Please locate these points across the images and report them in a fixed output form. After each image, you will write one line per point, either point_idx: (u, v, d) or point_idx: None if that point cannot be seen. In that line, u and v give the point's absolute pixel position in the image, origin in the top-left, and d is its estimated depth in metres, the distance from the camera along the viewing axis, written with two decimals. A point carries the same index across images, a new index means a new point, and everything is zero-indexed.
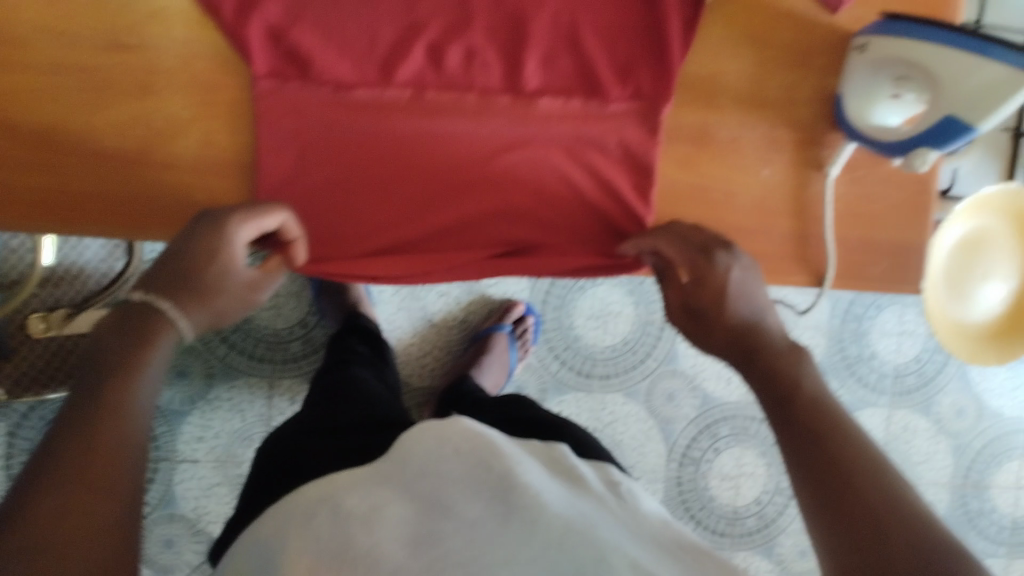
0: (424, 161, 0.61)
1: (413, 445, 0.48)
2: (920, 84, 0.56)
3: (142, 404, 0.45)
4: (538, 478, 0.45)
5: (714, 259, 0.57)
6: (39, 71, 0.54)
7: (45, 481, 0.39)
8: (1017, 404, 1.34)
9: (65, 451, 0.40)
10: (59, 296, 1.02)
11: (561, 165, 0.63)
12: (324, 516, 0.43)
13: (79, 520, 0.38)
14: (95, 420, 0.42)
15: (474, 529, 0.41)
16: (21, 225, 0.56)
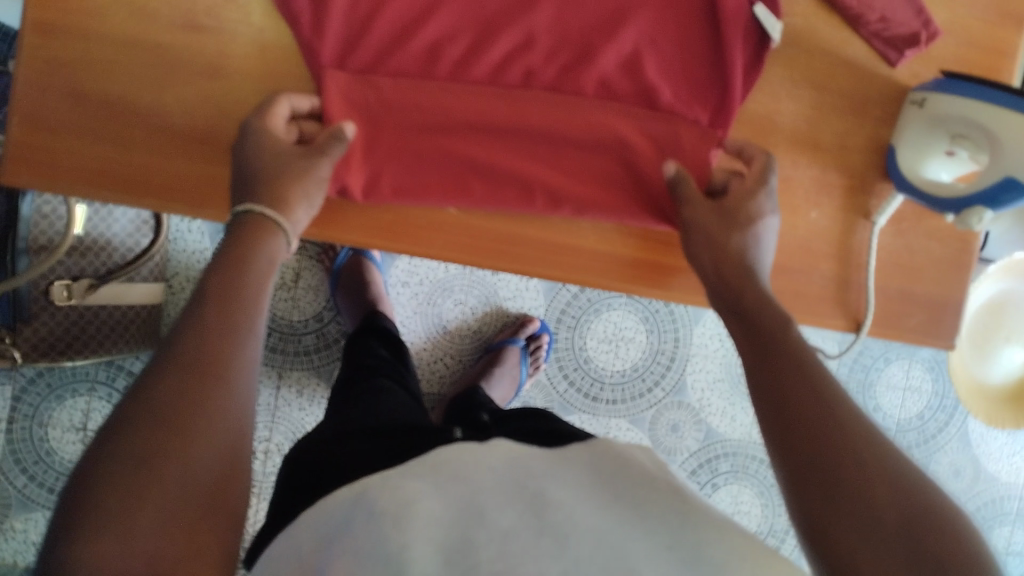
0: (480, 150, 0.60)
1: (454, 459, 0.48)
2: (976, 143, 0.57)
3: (248, 304, 0.48)
4: (580, 495, 0.44)
5: (763, 195, 0.59)
6: (117, 44, 0.56)
7: (168, 385, 0.42)
8: (1014, 470, 1.31)
9: (186, 355, 0.44)
10: (84, 266, 0.96)
11: (612, 176, 0.62)
12: (361, 518, 0.43)
13: (202, 422, 0.41)
14: (208, 328, 0.45)
15: (509, 540, 0.40)
16: (77, 190, 0.57)
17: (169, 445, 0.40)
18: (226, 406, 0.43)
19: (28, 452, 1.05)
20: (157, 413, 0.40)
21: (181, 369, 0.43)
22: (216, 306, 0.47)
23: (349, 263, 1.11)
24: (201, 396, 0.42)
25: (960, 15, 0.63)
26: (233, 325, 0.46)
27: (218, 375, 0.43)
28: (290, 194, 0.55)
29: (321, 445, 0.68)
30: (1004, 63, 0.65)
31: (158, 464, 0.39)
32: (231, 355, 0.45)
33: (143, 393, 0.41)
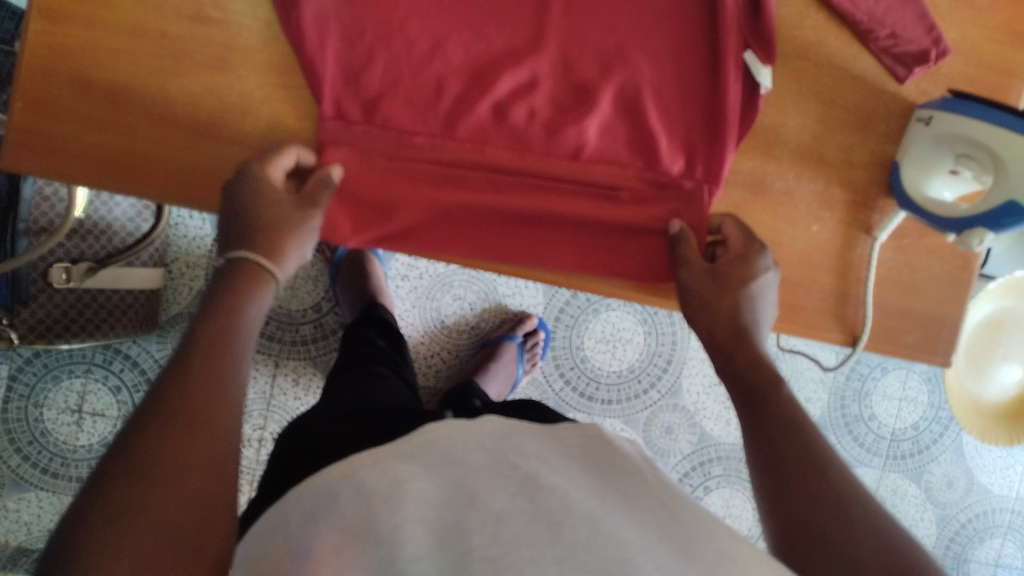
0: (471, 184, 0.61)
1: (443, 437, 0.47)
2: (980, 164, 0.56)
3: (234, 355, 0.48)
4: (573, 480, 0.44)
5: (757, 254, 0.60)
6: (123, 34, 0.56)
7: (150, 431, 0.42)
8: (1007, 484, 1.31)
9: (167, 403, 0.44)
10: (85, 249, 0.93)
11: (607, 210, 0.62)
12: (351, 496, 0.43)
13: (181, 467, 0.41)
14: (192, 376, 0.45)
15: (503, 523, 0.40)
16: (77, 179, 0.56)
17: (155, 504, 0.39)
18: (214, 461, 0.42)
19: (23, 431, 1.06)
20: (134, 459, 0.40)
21: (163, 416, 0.43)
22: (204, 356, 0.47)
23: (349, 256, 1.11)
24: (188, 453, 0.42)
25: (971, 32, 0.63)
26: (220, 374, 0.46)
27: (206, 430, 0.43)
28: (281, 242, 0.56)
29: (310, 430, 0.68)
30: (1013, 83, 0.65)
31: (136, 513, 0.38)
32: (219, 408, 0.45)
33: (131, 451, 0.41)
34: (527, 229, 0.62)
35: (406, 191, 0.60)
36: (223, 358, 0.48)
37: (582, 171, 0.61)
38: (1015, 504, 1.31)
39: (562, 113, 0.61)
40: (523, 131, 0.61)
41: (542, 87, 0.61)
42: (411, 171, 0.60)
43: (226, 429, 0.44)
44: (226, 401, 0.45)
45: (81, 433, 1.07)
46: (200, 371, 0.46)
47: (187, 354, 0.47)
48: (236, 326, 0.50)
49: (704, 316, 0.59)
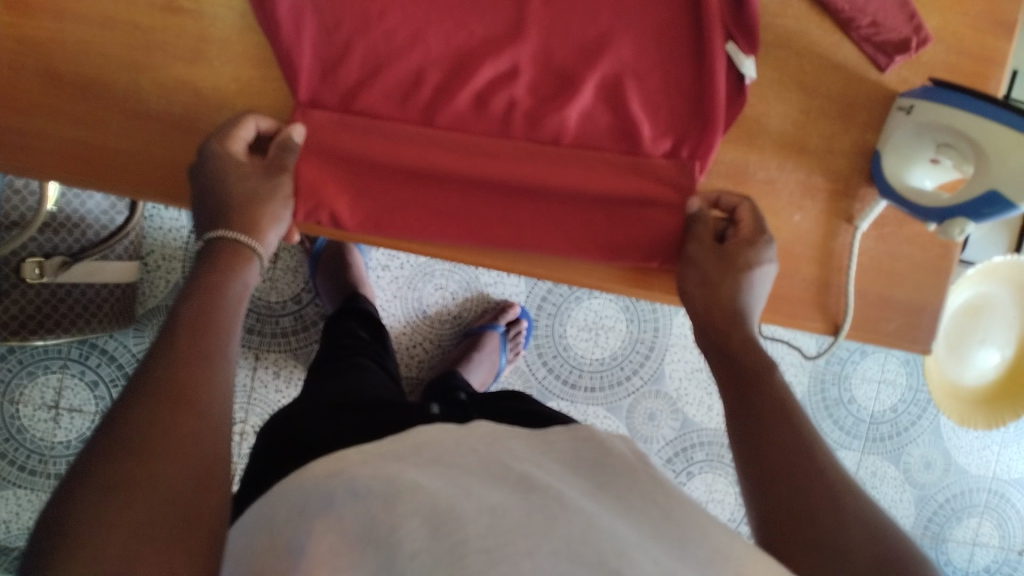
0: (459, 166, 0.59)
1: (434, 440, 0.47)
2: (960, 153, 0.57)
3: (219, 330, 0.48)
4: (566, 481, 0.44)
5: (763, 244, 0.59)
6: (94, 26, 0.55)
7: (136, 407, 0.41)
8: (984, 464, 1.33)
9: (153, 380, 0.43)
10: (58, 243, 0.92)
11: (601, 187, 0.61)
12: (344, 495, 0.42)
13: (171, 439, 0.40)
14: (179, 352, 0.45)
15: (498, 515, 0.40)
16: (49, 175, 0.55)
17: (150, 467, 0.39)
18: (205, 430, 0.42)
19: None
20: (121, 432, 0.40)
21: (150, 392, 0.42)
22: (192, 328, 0.47)
23: (330, 247, 1.10)
24: (180, 421, 0.41)
25: (951, 20, 0.63)
26: (206, 351, 0.46)
27: (197, 400, 0.43)
28: (258, 221, 0.55)
29: (293, 424, 0.67)
30: (994, 70, 0.64)
31: (125, 487, 0.38)
32: (211, 380, 0.45)
33: (123, 421, 0.41)
34: (512, 213, 0.61)
35: (392, 171, 0.59)
36: (209, 332, 0.47)
37: (569, 154, 0.60)
38: (992, 484, 1.33)
39: (544, 101, 0.60)
40: (504, 122, 0.60)
41: (523, 76, 0.60)
42: (395, 155, 0.58)
43: (215, 401, 0.44)
44: (217, 376, 0.45)
45: (59, 429, 1.05)
46: (190, 342, 0.46)
47: (175, 327, 0.47)
48: (223, 302, 0.50)
49: (699, 299, 0.60)
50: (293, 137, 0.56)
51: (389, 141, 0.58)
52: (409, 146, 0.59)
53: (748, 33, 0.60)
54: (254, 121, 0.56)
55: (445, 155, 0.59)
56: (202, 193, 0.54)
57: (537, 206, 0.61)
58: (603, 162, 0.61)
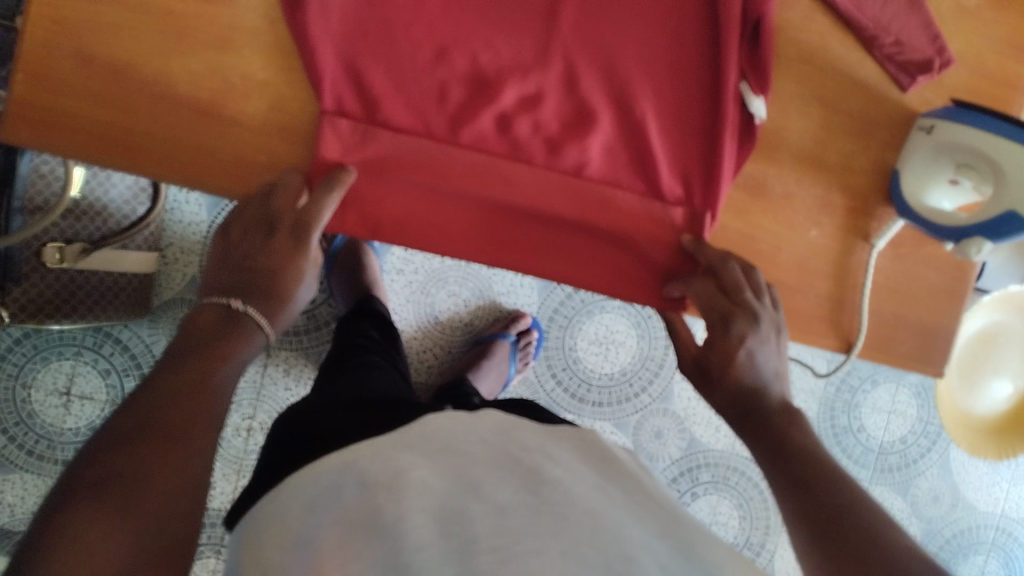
0: (476, 181, 0.60)
1: (440, 430, 0.48)
2: (981, 174, 0.57)
3: (210, 391, 0.50)
4: (576, 475, 0.45)
5: (743, 321, 0.60)
6: (129, 11, 0.56)
7: (120, 449, 0.44)
8: (992, 501, 1.31)
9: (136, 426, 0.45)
10: (79, 230, 0.93)
11: (614, 210, 0.62)
12: (353, 489, 0.43)
13: (143, 486, 0.43)
14: (167, 406, 0.47)
15: (507, 514, 0.40)
16: (75, 154, 0.56)
17: (135, 506, 0.42)
18: (188, 479, 0.45)
19: (10, 412, 1.04)
20: (99, 470, 0.43)
21: (134, 438, 0.45)
22: (186, 387, 0.49)
23: (346, 248, 1.10)
24: (167, 464, 0.44)
25: (974, 43, 0.64)
26: (198, 412, 0.48)
27: (186, 446, 0.46)
28: (276, 287, 0.57)
29: (302, 417, 0.67)
30: (1013, 96, 0.65)
31: (95, 522, 0.40)
32: (201, 428, 0.47)
33: (101, 460, 0.43)
34: (523, 232, 0.62)
35: (409, 182, 0.59)
36: (199, 393, 0.49)
37: (584, 173, 0.61)
38: (1000, 521, 1.32)
39: (562, 112, 0.61)
40: (527, 128, 0.61)
41: (546, 81, 0.61)
42: (416, 162, 0.59)
43: (201, 450, 0.47)
44: (202, 433, 0.47)
45: (69, 416, 1.06)
46: (186, 394, 0.49)
47: (175, 377, 0.50)
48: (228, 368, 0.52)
49: (691, 370, 0.64)
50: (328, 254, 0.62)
51: (411, 148, 0.59)
52: (427, 156, 0.59)
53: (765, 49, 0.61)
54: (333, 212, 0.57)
55: (463, 170, 0.59)
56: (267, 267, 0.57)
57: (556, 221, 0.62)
58: (617, 181, 0.62)
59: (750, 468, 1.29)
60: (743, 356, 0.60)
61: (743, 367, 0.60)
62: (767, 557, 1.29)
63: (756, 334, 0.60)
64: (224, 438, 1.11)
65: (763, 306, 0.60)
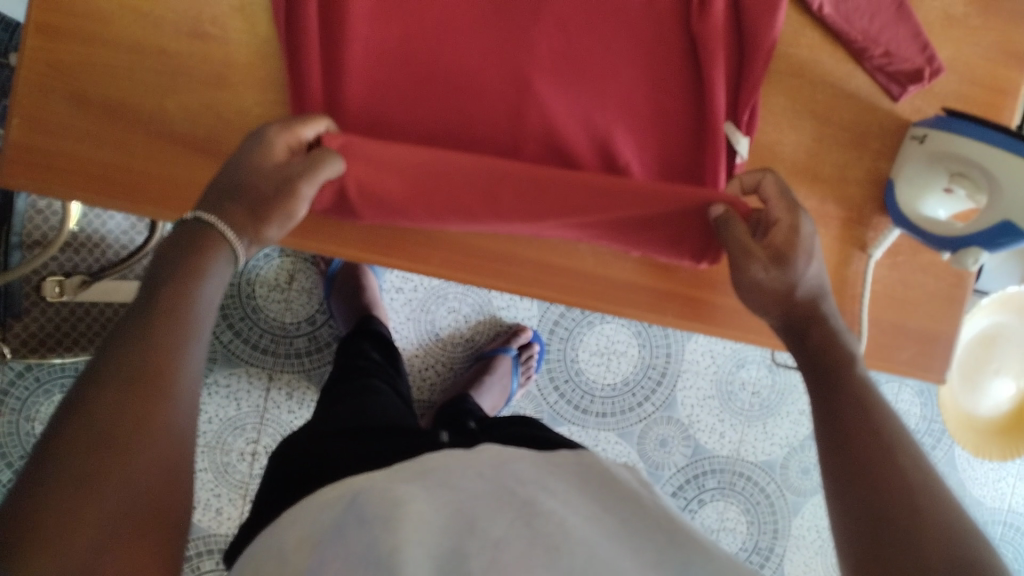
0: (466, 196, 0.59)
1: (441, 467, 0.48)
2: (973, 183, 0.57)
3: (192, 317, 0.45)
4: (572, 506, 0.45)
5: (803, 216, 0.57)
6: (119, 50, 0.56)
7: (100, 388, 0.39)
8: (999, 496, 1.31)
9: (115, 367, 0.40)
10: (78, 262, 0.97)
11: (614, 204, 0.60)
12: (354, 525, 0.43)
13: (131, 425, 0.38)
14: (149, 336, 0.42)
15: (501, 548, 0.40)
16: (72, 195, 0.56)
17: (106, 472, 0.37)
18: (170, 429, 0.40)
19: (14, 446, 1.03)
20: (80, 413, 0.38)
21: (115, 373, 0.40)
22: (163, 318, 0.43)
23: (344, 270, 1.11)
24: (143, 411, 0.39)
25: (965, 50, 0.64)
26: (179, 343, 0.43)
27: (167, 387, 0.41)
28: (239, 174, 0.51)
29: (307, 447, 0.67)
30: (1006, 101, 0.65)
31: (83, 479, 0.36)
32: (174, 362, 0.42)
33: (79, 407, 0.38)
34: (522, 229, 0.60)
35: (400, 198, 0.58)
36: (181, 324, 0.44)
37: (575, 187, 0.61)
38: (1008, 516, 1.32)
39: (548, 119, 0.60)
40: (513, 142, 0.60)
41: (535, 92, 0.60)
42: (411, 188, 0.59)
43: (183, 392, 0.41)
44: (187, 369, 0.42)
45: None
46: (160, 325, 0.43)
47: (145, 313, 0.43)
48: (200, 284, 0.46)
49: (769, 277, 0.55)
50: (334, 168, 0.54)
51: None
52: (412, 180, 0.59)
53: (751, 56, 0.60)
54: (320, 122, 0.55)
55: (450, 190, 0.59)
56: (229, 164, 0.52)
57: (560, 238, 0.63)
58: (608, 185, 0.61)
59: (756, 473, 1.28)
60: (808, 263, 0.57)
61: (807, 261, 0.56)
62: (776, 562, 1.28)
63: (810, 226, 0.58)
64: (230, 463, 1.11)
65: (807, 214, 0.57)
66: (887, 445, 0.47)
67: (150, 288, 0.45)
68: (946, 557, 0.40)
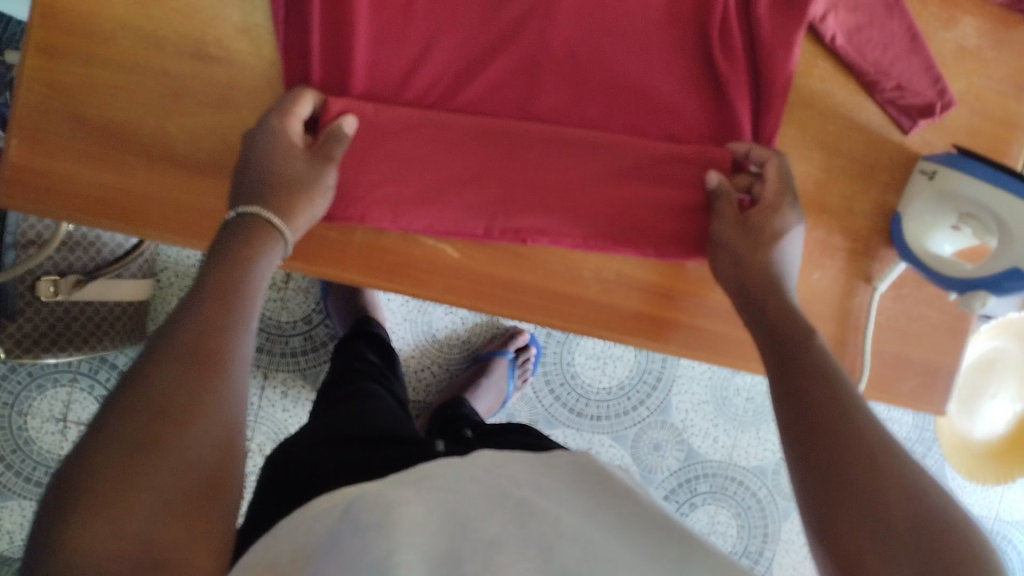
0: (480, 202, 0.60)
1: (436, 472, 0.48)
2: (980, 225, 0.57)
3: (242, 301, 0.47)
4: (566, 504, 0.45)
5: (787, 206, 0.58)
6: (122, 71, 0.56)
7: (160, 362, 0.42)
8: (989, 503, 1.23)
9: (173, 344, 0.43)
10: (73, 261, 0.91)
11: (630, 204, 0.61)
12: (348, 533, 0.42)
13: (188, 394, 0.41)
14: (204, 320, 0.45)
15: (494, 550, 0.40)
16: (75, 216, 0.57)
17: (166, 438, 0.39)
18: (225, 400, 0.42)
19: (6, 439, 1.03)
20: (141, 382, 0.41)
21: (173, 347, 0.43)
22: (215, 303, 0.46)
23: None
24: (200, 385, 0.41)
25: (977, 83, 0.63)
26: (231, 324, 0.45)
27: (221, 366, 0.43)
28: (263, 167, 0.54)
29: (304, 457, 0.66)
30: (1015, 135, 0.65)
31: (144, 441, 0.38)
32: (225, 340, 0.44)
33: (138, 379, 0.41)
34: (543, 224, 0.61)
35: (409, 209, 0.59)
36: (231, 308, 0.46)
37: (588, 206, 0.61)
38: (995, 524, 1.23)
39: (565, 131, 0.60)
40: (521, 160, 0.60)
41: (539, 112, 0.61)
42: (419, 204, 0.59)
43: (236, 371, 0.44)
44: (239, 349, 0.45)
45: (65, 442, 1.04)
46: (215, 310, 0.46)
47: (199, 298, 0.46)
48: (252, 274, 0.49)
49: (727, 228, 0.58)
50: (343, 125, 0.56)
51: (416, 189, 0.59)
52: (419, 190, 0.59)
53: (770, 94, 0.60)
54: (311, 98, 0.56)
55: (457, 205, 0.60)
56: (248, 155, 0.54)
57: (565, 265, 0.63)
58: (627, 198, 0.61)
59: (748, 478, 1.27)
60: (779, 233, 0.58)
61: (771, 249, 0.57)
62: (765, 565, 1.29)
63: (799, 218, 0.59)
64: None
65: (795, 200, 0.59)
66: (854, 436, 0.44)
67: (203, 275, 0.48)
68: (909, 518, 0.40)
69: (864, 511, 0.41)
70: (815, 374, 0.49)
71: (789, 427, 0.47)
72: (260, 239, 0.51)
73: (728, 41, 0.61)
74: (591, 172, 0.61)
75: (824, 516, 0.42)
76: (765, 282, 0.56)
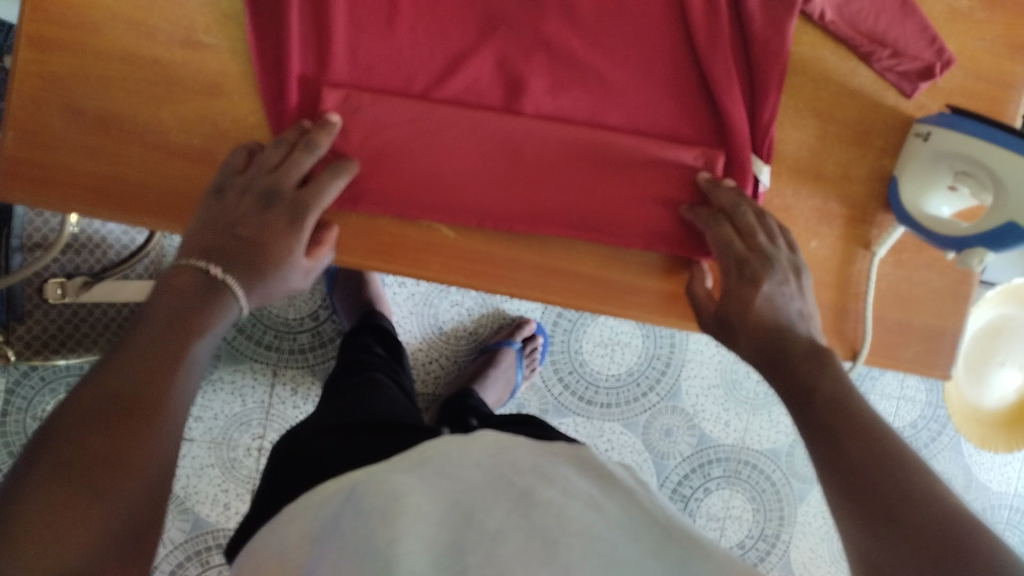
0: (475, 184, 0.61)
1: (441, 454, 0.47)
2: (977, 182, 0.56)
3: (188, 361, 0.49)
4: (574, 490, 0.44)
5: (762, 266, 0.58)
6: (115, 60, 0.57)
7: (102, 412, 0.43)
8: (1005, 481, 1.22)
9: (115, 393, 0.44)
10: (78, 263, 0.94)
11: (618, 186, 0.61)
12: (351, 517, 0.42)
13: (122, 449, 0.42)
14: (148, 374, 0.46)
15: (498, 542, 0.40)
16: (74, 208, 0.58)
17: (97, 488, 0.41)
18: (158, 454, 0.44)
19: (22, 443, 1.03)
20: (78, 429, 0.42)
21: (114, 399, 0.44)
22: (163, 360, 0.47)
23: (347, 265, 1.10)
24: (139, 444, 0.43)
25: (970, 44, 0.63)
26: (174, 381, 0.47)
27: (154, 421, 0.44)
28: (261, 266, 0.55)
29: (307, 442, 0.66)
30: (1011, 95, 0.64)
31: (70, 490, 0.40)
32: (168, 397, 0.46)
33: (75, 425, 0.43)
34: (534, 209, 0.61)
35: (407, 190, 0.60)
36: (176, 366, 0.48)
37: (575, 184, 0.61)
38: (1015, 500, 1.22)
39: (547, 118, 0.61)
40: (511, 138, 0.61)
41: (530, 87, 0.61)
42: (415, 182, 0.60)
43: (170, 426, 0.45)
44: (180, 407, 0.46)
45: None
46: (166, 369, 0.47)
47: (147, 351, 0.48)
48: (201, 332, 0.50)
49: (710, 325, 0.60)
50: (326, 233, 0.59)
51: (411, 171, 0.60)
52: (415, 172, 0.60)
53: (766, 76, 0.61)
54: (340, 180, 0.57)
55: (451, 187, 0.60)
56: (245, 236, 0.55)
57: (561, 243, 0.63)
58: (618, 177, 0.61)
59: (761, 461, 1.26)
60: (761, 297, 0.57)
61: (762, 311, 0.57)
62: (782, 549, 1.26)
63: (770, 277, 0.58)
64: (236, 459, 1.09)
65: (777, 248, 0.59)
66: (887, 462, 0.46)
67: (156, 326, 0.49)
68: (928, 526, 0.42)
69: (891, 521, 0.44)
70: (834, 407, 0.51)
71: (818, 431, 0.51)
72: (216, 300, 0.52)
73: (718, 22, 0.62)
74: (578, 150, 0.61)
75: (865, 521, 0.45)
76: (762, 356, 0.57)
